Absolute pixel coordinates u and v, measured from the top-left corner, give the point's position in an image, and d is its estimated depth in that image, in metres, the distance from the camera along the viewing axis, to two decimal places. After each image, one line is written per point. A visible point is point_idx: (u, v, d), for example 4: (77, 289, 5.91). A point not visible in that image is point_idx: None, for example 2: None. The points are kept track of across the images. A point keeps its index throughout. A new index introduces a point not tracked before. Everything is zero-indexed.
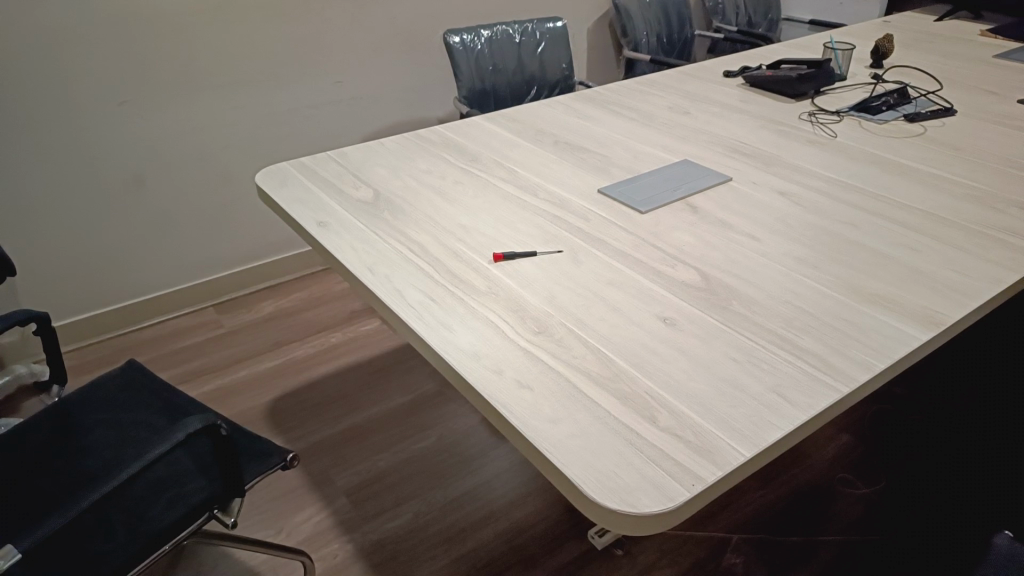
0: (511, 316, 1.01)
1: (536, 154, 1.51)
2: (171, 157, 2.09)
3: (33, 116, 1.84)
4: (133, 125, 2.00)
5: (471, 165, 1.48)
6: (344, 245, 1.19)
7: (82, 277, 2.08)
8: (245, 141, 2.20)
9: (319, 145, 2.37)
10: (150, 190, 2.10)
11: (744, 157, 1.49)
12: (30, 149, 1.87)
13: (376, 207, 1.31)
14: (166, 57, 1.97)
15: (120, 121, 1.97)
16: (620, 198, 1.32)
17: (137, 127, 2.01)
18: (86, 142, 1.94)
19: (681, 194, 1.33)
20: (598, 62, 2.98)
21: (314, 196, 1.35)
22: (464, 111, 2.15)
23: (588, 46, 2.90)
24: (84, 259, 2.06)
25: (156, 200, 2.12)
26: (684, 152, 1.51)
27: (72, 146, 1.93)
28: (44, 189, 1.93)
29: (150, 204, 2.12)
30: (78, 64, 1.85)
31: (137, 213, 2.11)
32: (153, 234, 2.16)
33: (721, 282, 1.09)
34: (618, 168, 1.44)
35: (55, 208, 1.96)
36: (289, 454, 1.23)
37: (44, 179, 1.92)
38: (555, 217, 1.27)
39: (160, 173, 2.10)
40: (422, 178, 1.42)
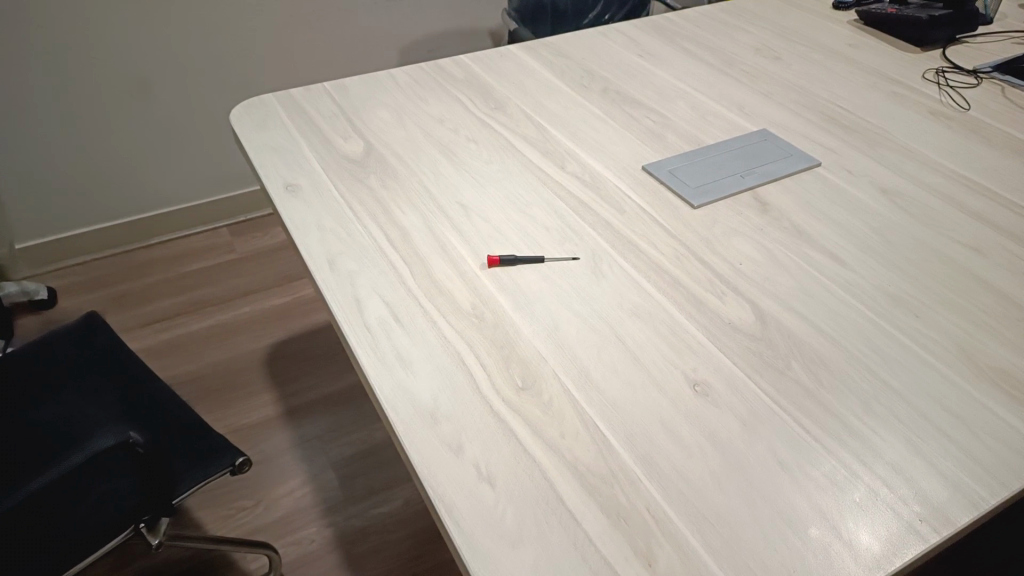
0: (492, 356, 0.77)
1: (575, 106, 1.21)
2: (178, 63, 1.84)
3: (17, 9, 1.59)
4: (134, 23, 1.73)
5: (493, 114, 1.19)
6: (309, 221, 0.95)
7: (83, 191, 1.91)
8: (266, 52, 1.95)
9: (350, 64, 2.11)
10: (156, 97, 1.87)
11: (843, 130, 1.16)
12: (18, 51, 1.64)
13: (363, 167, 1.06)
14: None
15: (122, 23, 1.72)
16: (669, 181, 1.02)
17: (139, 25, 1.74)
18: (81, 40, 1.70)
19: (750, 183, 1.03)
20: None
21: (293, 146, 1.11)
22: (512, 28, 1.84)
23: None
24: (84, 169, 1.88)
25: (163, 109, 1.89)
26: (764, 116, 1.19)
27: (65, 44, 1.68)
28: (36, 91, 1.72)
29: (156, 112, 1.89)
30: None
31: (142, 125, 1.89)
32: (160, 149, 1.95)
33: (782, 327, 0.81)
34: (675, 135, 1.14)
35: (49, 114, 1.76)
36: (242, 456, 1.04)
37: (34, 83, 1.70)
38: (582, 203, 0.99)
39: (168, 81, 1.86)
40: (427, 128, 1.15)
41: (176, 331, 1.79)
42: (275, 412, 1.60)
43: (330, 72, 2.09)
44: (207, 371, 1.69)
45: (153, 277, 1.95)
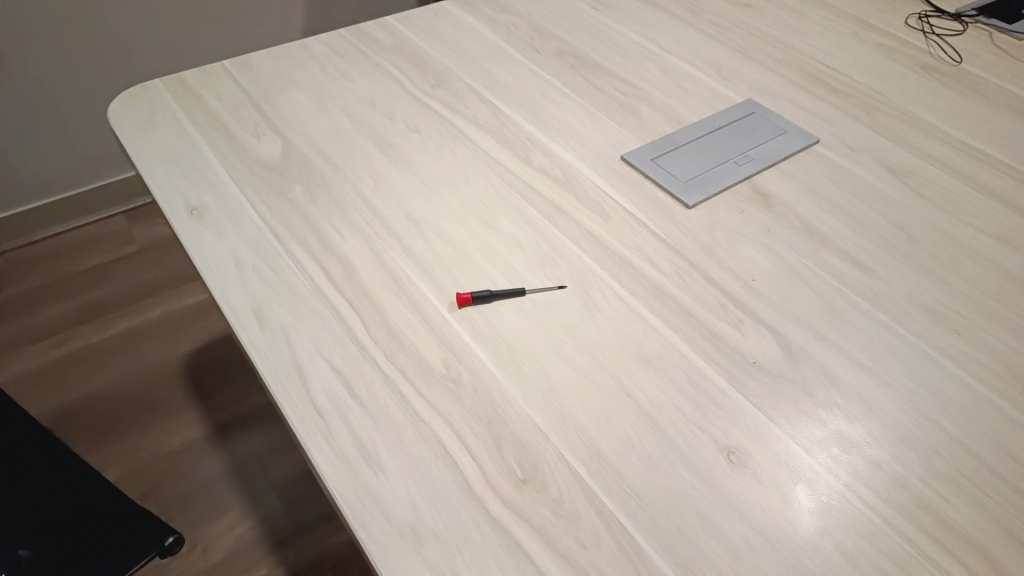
0: (479, 437, 0.62)
1: (530, 76, 1.02)
2: (36, 27, 1.53)
3: None
4: None
5: (434, 92, 0.99)
6: (224, 257, 0.76)
7: None
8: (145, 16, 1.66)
9: (248, 26, 1.84)
10: (13, 70, 1.55)
11: (834, 94, 1.01)
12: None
13: (284, 174, 0.86)
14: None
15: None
16: (655, 174, 0.87)
17: None
18: None
19: (746, 171, 0.88)
20: None
21: (192, 150, 0.89)
22: None
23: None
24: None
25: (25, 83, 1.58)
26: (747, 79, 1.03)
27: None
28: None
29: (17, 88, 1.58)
30: None
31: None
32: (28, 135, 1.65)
33: (814, 364, 0.69)
34: (651, 111, 0.97)
35: None
36: (171, 537, 0.84)
37: None
38: (556, 209, 0.83)
39: (26, 50, 1.54)
40: (357, 116, 0.95)
41: (74, 343, 1.55)
42: (202, 433, 1.41)
43: (226, 41, 1.83)
44: (117, 390, 1.47)
45: (40, 277, 1.69)
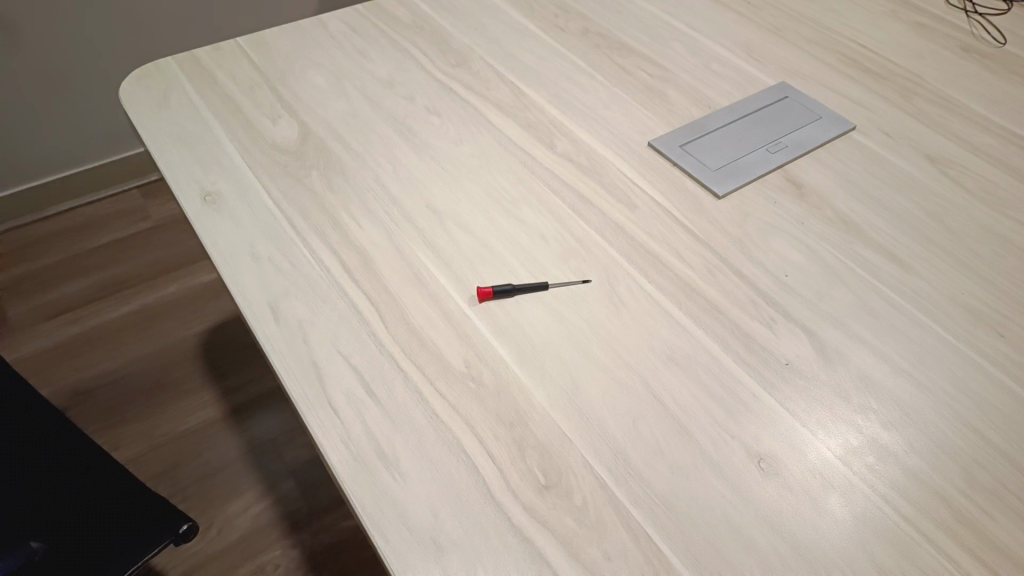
0: (501, 440, 0.60)
1: (553, 56, 0.98)
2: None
3: None
4: None
5: (454, 72, 0.96)
6: (239, 248, 0.74)
7: None
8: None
9: None
10: (24, 44, 1.53)
11: (871, 76, 0.96)
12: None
13: (300, 159, 0.83)
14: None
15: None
16: (683, 161, 0.83)
17: None
18: None
19: (779, 159, 0.85)
20: None
21: (206, 133, 0.86)
22: None
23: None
24: None
25: (37, 57, 1.56)
26: (779, 60, 0.99)
27: None
28: None
29: (29, 62, 1.56)
30: None
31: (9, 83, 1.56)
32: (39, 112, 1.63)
33: (849, 366, 0.66)
34: (678, 94, 0.93)
35: None
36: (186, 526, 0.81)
37: None
38: (581, 198, 0.80)
39: (37, 23, 1.52)
40: (375, 98, 0.92)
41: (90, 321, 1.54)
42: (218, 413, 1.40)
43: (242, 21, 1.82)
44: (132, 368, 1.47)
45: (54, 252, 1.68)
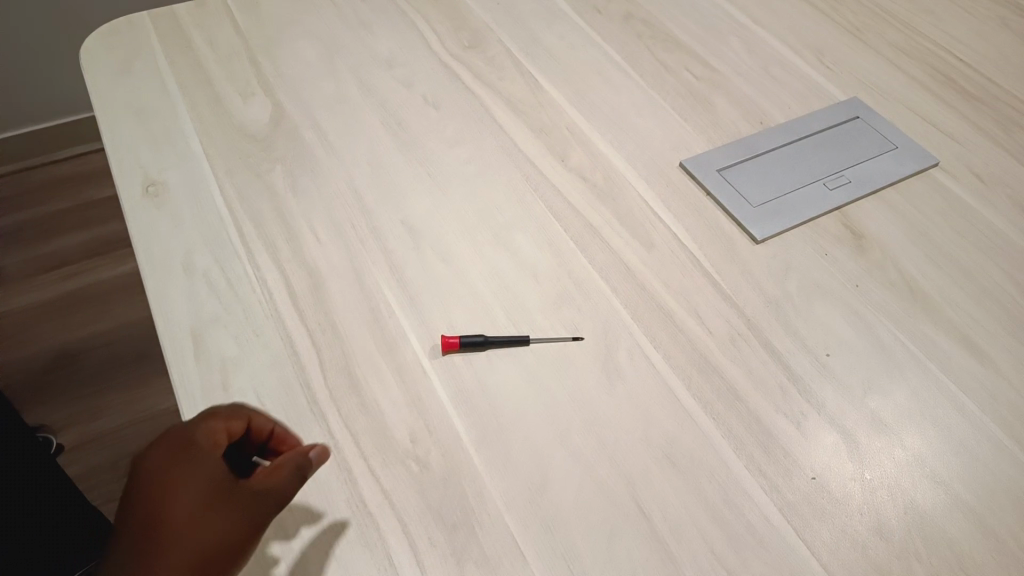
0: (437, 549, 0.48)
1: (585, 45, 0.83)
2: None
3: None
4: None
5: (465, 56, 0.82)
6: (173, 256, 0.62)
7: None
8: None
9: None
10: None
11: (968, 99, 0.79)
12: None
13: (266, 148, 0.71)
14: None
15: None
16: (719, 192, 0.69)
17: None
18: None
19: (839, 198, 0.69)
20: None
21: (166, 107, 0.74)
22: None
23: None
24: None
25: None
26: (855, 70, 0.82)
27: None
28: None
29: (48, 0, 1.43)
30: None
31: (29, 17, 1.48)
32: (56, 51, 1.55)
33: (892, 491, 0.52)
34: (727, 103, 0.78)
35: None
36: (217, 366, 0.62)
37: None
38: (589, 228, 0.66)
39: None
40: (367, 80, 0.79)
41: (86, 278, 1.46)
42: None
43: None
44: (121, 334, 1.38)
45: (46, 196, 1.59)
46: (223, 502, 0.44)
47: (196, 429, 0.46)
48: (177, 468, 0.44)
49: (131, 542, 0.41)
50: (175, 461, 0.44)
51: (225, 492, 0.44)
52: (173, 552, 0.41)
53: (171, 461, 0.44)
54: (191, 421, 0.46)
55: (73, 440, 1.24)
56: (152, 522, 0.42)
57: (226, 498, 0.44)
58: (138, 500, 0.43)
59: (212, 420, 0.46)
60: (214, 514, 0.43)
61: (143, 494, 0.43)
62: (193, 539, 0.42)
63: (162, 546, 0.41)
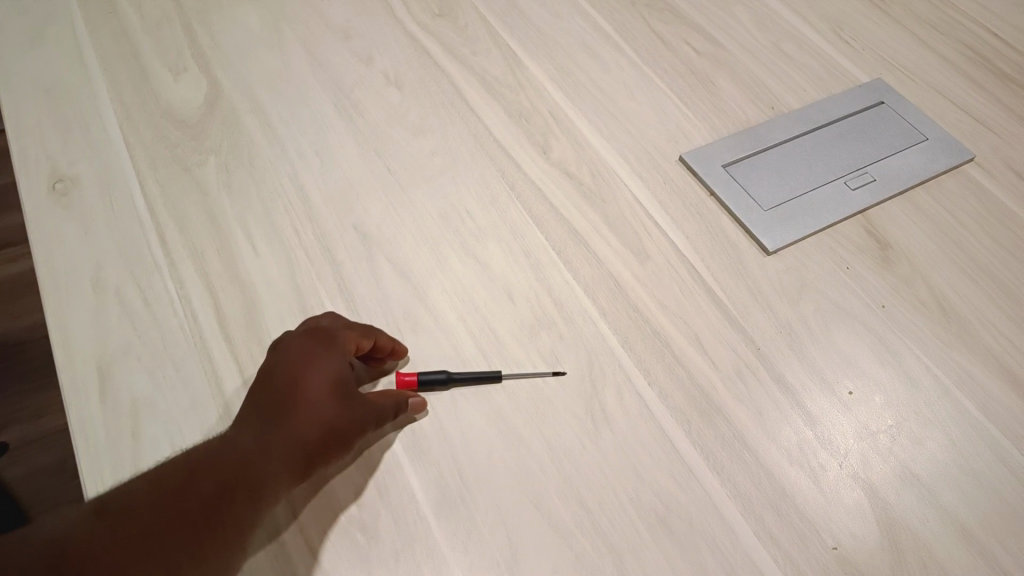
0: None
1: (571, 14, 0.73)
2: None
3: None
4: None
5: (434, 25, 0.71)
6: (82, 269, 0.53)
7: None
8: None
9: None
10: None
11: (1003, 81, 0.70)
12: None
13: (197, 137, 0.61)
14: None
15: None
16: (725, 192, 0.59)
17: None
18: None
19: (864, 200, 0.60)
20: None
21: (82, 84, 0.64)
22: None
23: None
24: None
25: None
26: (877, 47, 0.72)
27: None
28: None
29: None
30: None
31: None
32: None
33: (928, 564, 0.44)
34: (734, 84, 0.68)
35: None
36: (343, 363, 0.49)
37: None
38: (573, 235, 0.57)
39: None
40: (318, 54, 0.68)
41: None
42: None
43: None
44: None
45: None
46: (347, 399, 0.42)
47: (341, 332, 0.44)
48: (315, 353, 0.42)
49: (267, 408, 0.40)
50: (313, 347, 0.42)
51: (351, 388, 0.42)
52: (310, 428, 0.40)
53: (316, 346, 0.42)
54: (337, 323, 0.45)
55: (16, 439, 0.80)
56: (290, 392, 0.40)
57: (351, 399, 0.42)
58: (276, 372, 0.41)
59: (350, 330, 0.45)
60: (344, 407, 0.41)
61: (280, 367, 0.41)
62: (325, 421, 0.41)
63: (300, 418, 0.40)
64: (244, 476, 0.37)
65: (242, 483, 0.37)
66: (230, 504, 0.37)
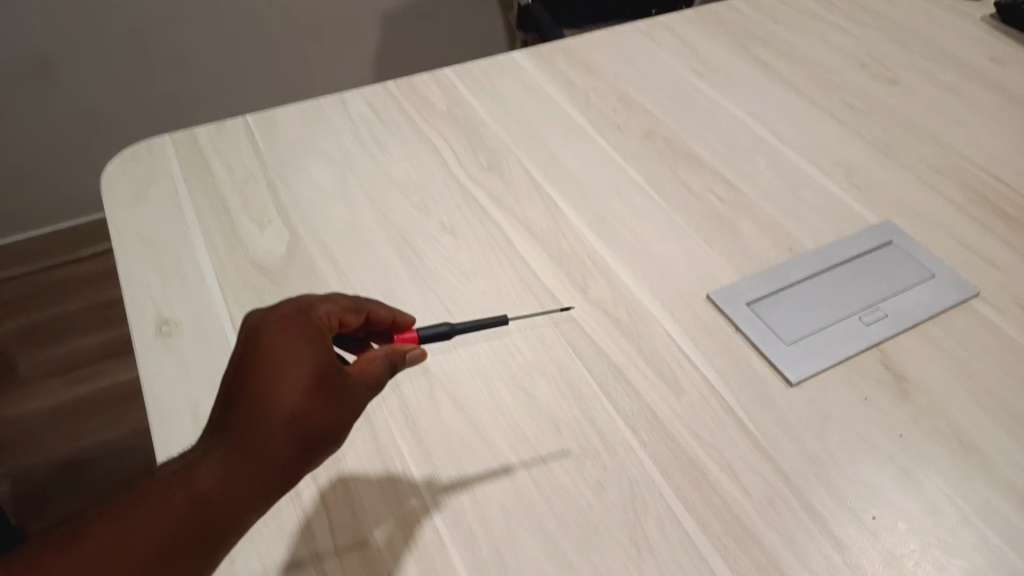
0: None
1: (604, 164, 0.82)
2: None
3: None
4: None
5: (484, 177, 0.81)
6: (181, 404, 0.60)
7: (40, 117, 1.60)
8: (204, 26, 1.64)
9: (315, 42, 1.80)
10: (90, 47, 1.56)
11: (1007, 222, 0.76)
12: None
13: (279, 282, 0.69)
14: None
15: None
16: (750, 328, 0.66)
17: None
18: None
19: (878, 334, 0.65)
20: None
21: (180, 236, 0.73)
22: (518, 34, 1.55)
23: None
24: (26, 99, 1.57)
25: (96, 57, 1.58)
26: (884, 190, 0.79)
27: None
28: None
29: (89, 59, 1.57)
30: None
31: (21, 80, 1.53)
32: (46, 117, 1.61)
33: None
34: (755, 228, 0.75)
35: None
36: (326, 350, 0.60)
37: None
38: (613, 370, 0.63)
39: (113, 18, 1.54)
40: (384, 206, 0.77)
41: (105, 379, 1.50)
42: None
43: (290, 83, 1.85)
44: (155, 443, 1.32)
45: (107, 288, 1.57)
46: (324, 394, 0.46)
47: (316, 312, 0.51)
48: (293, 349, 0.47)
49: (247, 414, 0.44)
50: (291, 342, 0.47)
51: (333, 380, 0.47)
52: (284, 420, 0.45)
53: (296, 342, 0.47)
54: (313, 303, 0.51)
55: None
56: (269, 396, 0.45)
57: (333, 389, 0.46)
58: (257, 365, 0.46)
59: (328, 303, 0.52)
60: (317, 400, 0.45)
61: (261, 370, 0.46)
62: (297, 413, 0.45)
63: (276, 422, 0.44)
64: (225, 482, 0.43)
65: (224, 491, 0.43)
66: (214, 510, 0.43)
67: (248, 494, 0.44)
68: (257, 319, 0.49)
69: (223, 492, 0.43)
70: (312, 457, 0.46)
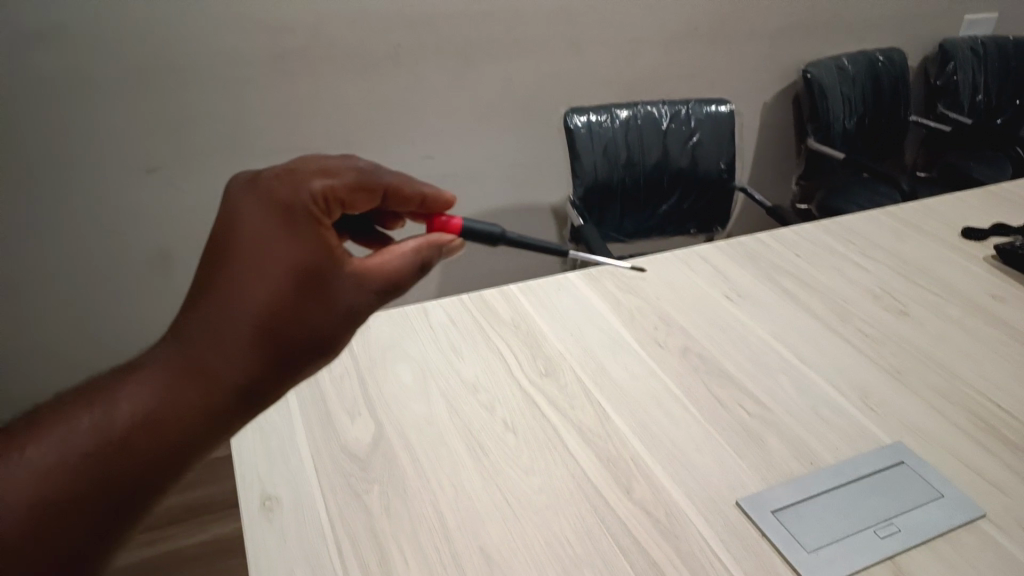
0: None
1: (646, 376, 0.95)
2: None
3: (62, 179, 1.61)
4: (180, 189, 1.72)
5: (542, 383, 0.93)
6: (279, 571, 0.70)
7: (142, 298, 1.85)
8: None
9: None
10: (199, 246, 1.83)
11: (1010, 449, 0.85)
12: (33, 182, 1.58)
13: (365, 468, 0.81)
14: (208, 99, 1.63)
15: (146, 165, 1.66)
16: (775, 534, 0.74)
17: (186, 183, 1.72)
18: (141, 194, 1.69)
19: (890, 547, 0.73)
20: (770, 161, 2.39)
21: (284, 423, 0.87)
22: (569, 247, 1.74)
23: (759, 140, 2.31)
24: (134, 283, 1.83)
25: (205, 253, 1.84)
26: (897, 413, 0.89)
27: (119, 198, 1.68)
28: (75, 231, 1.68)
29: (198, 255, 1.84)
30: (129, 112, 1.59)
31: (144, 270, 1.80)
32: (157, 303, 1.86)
33: None
34: (779, 442, 0.85)
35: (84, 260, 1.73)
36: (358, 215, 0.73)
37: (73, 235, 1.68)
38: (652, 566, 0.71)
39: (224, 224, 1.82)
40: (456, 404, 0.90)
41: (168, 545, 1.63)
42: None
43: None
44: None
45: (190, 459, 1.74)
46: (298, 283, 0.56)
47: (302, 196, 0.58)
48: (271, 240, 0.56)
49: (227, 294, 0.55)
50: (271, 231, 0.56)
51: (306, 273, 0.57)
52: (255, 323, 0.55)
53: (276, 230, 0.56)
54: (300, 185, 0.58)
55: None
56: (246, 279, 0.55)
57: (306, 279, 0.57)
58: (237, 252, 0.55)
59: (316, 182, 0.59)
60: (290, 289, 0.56)
61: (241, 257, 0.55)
62: (264, 315, 0.55)
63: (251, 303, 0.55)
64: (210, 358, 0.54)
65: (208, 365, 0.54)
66: (200, 377, 0.54)
67: (226, 364, 0.54)
68: (245, 195, 0.58)
69: (207, 362, 0.54)
70: (282, 350, 0.56)
